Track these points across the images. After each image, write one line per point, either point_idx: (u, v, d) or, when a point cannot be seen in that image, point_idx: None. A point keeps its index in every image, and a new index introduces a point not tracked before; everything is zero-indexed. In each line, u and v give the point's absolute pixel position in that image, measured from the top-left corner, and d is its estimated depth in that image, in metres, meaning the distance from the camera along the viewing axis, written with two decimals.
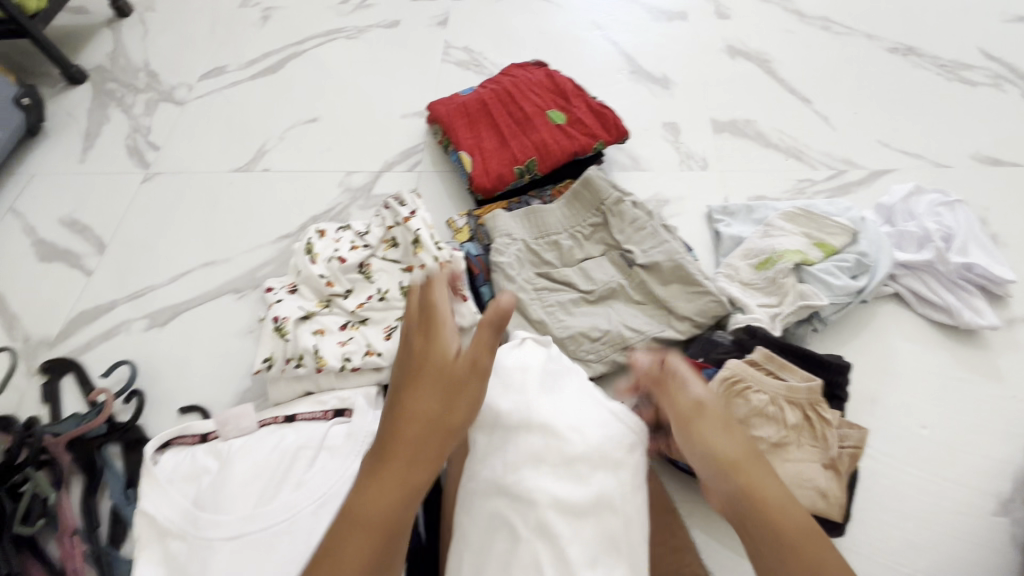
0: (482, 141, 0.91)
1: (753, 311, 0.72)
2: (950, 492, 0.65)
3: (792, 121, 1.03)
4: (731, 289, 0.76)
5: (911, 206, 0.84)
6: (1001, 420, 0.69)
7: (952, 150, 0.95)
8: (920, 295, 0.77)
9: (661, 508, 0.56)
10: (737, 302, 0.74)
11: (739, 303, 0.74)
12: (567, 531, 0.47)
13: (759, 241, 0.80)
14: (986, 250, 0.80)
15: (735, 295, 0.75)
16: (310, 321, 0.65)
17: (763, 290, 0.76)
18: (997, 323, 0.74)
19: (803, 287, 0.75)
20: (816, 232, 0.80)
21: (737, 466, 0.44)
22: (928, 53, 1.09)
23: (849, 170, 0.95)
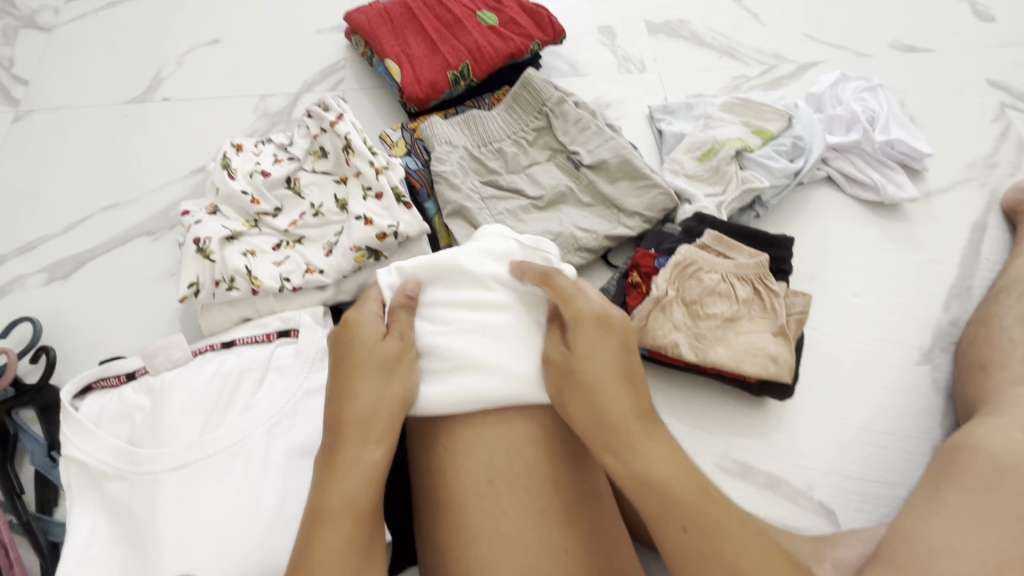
0: (410, 48, 0.84)
1: (700, 201, 0.73)
2: (881, 349, 0.70)
3: (724, 20, 1.02)
4: (677, 182, 0.76)
5: (838, 92, 0.87)
6: (923, 282, 0.75)
7: (872, 40, 0.98)
8: (850, 175, 0.81)
9: None
10: (684, 195, 0.75)
11: (686, 195, 0.75)
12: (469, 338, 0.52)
13: (700, 133, 0.80)
14: (905, 128, 0.84)
15: (681, 188, 0.75)
16: (236, 242, 0.59)
17: (707, 181, 0.76)
18: (916, 195, 0.79)
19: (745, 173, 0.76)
20: (754, 121, 0.81)
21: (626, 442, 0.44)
22: None
23: (780, 64, 0.96)
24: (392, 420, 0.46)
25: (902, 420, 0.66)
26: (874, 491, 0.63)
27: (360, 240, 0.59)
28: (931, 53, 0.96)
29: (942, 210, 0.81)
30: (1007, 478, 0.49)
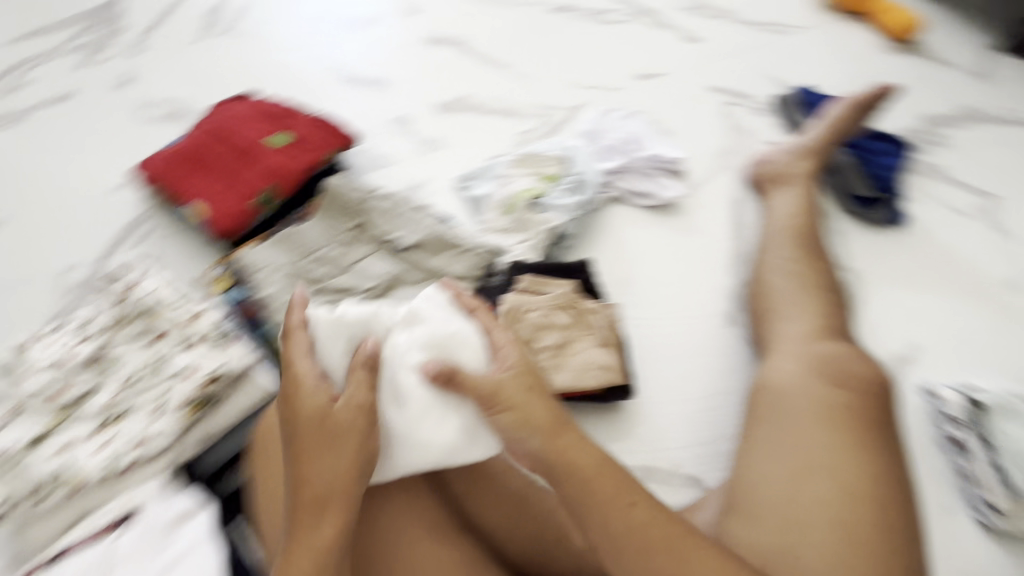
0: (209, 187, 0.86)
1: (514, 250, 0.83)
2: (696, 324, 0.83)
3: (499, 86, 1.16)
4: (492, 240, 0.86)
5: (600, 128, 1.04)
6: (708, 260, 0.91)
7: (619, 76, 1.18)
8: (630, 191, 0.96)
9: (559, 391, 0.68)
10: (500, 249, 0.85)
11: (502, 248, 0.84)
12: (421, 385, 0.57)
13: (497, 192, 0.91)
14: (658, 143, 1.03)
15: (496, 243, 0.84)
16: (51, 440, 0.63)
17: (516, 230, 0.87)
18: (680, 193, 0.97)
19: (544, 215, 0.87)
20: (539, 168, 0.93)
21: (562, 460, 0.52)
22: (580, 7, 1.32)
23: (554, 112, 1.11)
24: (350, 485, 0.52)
25: (728, 378, 0.78)
26: (725, 447, 0.73)
27: (185, 396, 0.66)
28: (664, 76, 1.18)
29: (707, 197, 0.98)
30: (782, 401, 0.61)
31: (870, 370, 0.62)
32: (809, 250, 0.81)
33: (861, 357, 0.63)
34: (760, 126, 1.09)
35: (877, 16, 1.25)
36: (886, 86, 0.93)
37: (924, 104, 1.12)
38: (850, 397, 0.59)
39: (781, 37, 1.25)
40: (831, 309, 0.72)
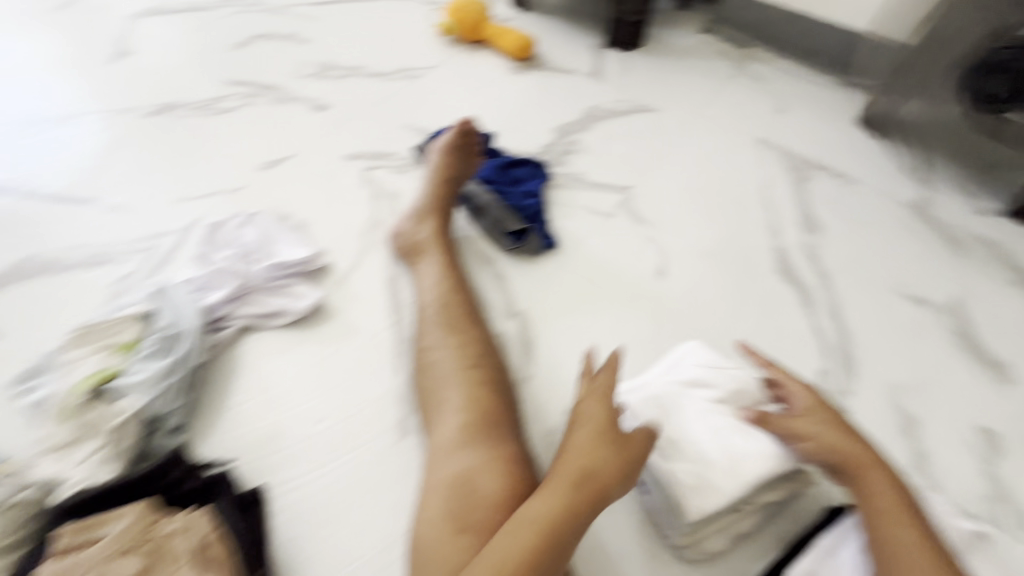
0: None
1: (70, 479, 0.60)
2: (361, 456, 0.69)
3: (85, 231, 0.92)
4: (41, 472, 0.61)
5: (214, 244, 0.87)
6: (369, 362, 0.77)
7: (240, 172, 1.01)
8: (257, 314, 0.79)
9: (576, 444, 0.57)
10: (56, 481, 0.60)
11: (56, 481, 0.60)
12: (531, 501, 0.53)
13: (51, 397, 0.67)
14: (285, 240, 0.87)
15: (46, 478, 0.60)
16: None
17: (79, 441, 0.62)
18: (319, 294, 0.82)
19: (116, 402, 0.64)
20: (110, 338, 0.70)
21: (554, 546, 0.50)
22: (186, 102, 1.14)
23: (161, 241, 0.90)
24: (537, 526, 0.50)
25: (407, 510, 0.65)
26: None
27: None
28: (294, 157, 1.04)
29: (357, 285, 0.86)
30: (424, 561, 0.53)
31: (502, 483, 0.55)
32: (457, 322, 0.71)
33: (497, 468, 0.56)
34: (405, 184, 1.01)
35: (494, 41, 1.26)
36: (462, 121, 0.91)
37: (554, 115, 1.15)
38: (475, 539, 0.52)
39: (413, 84, 1.21)
40: (476, 396, 0.62)
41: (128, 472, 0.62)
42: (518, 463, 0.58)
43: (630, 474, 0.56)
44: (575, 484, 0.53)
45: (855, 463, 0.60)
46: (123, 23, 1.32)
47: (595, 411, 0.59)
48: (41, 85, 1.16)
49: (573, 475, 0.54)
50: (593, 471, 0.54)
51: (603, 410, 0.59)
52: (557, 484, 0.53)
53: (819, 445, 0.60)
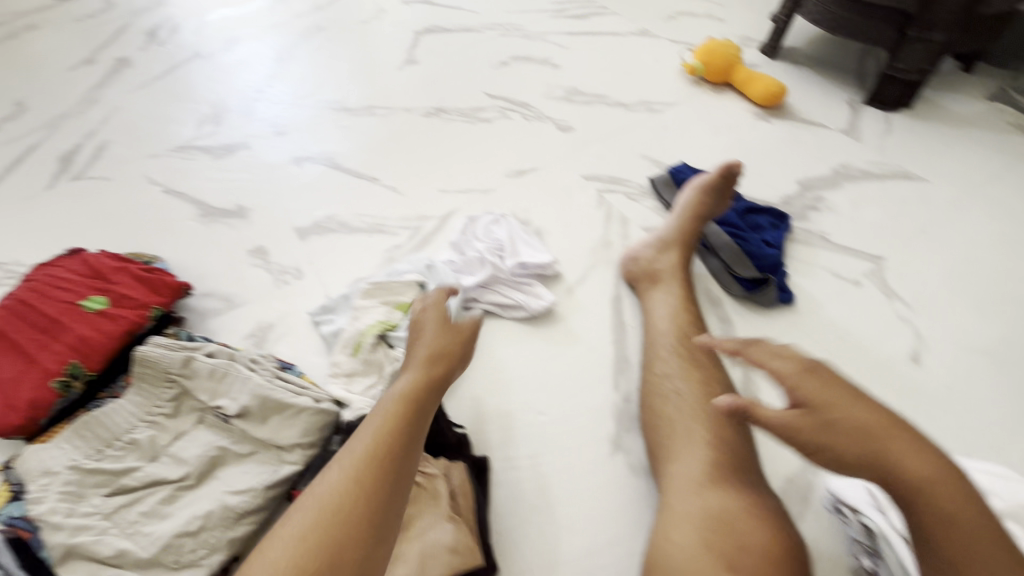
0: (2, 372, 0.74)
1: (356, 404, 0.74)
2: (577, 460, 0.73)
3: (367, 203, 1.11)
4: (335, 391, 0.76)
5: (471, 234, 0.98)
6: (591, 371, 0.81)
7: (491, 175, 1.14)
8: (500, 303, 0.87)
9: (443, 368, 0.67)
10: (344, 402, 0.76)
11: (344, 402, 0.75)
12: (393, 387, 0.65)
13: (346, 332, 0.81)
14: (530, 244, 0.95)
15: (339, 396, 0.75)
16: None
17: (364, 374, 0.78)
18: (553, 298, 0.88)
19: (395, 351, 0.79)
20: (393, 296, 0.84)
21: (415, 423, 0.61)
22: (453, 108, 1.32)
23: (424, 223, 1.05)
24: (395, 407, 0.61)
25: (611, 523, 0.68)
26: None
27: None
28: (538, 169, 1.14)
29: (587, 297, 0.90)
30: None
31: (771, 538, 0.54)
32: (698, 360, 0.72)
33: (760, 518, 0.56)
34: (638, 211, 1.04)
35: (742, 86, 1.26)
36: (727, 163, 0.93)
37: (799, 168, 1.10)
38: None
39: (652, 117, 1.25)
40: (722, 437, 0.63)
41: None
42: (777, 519, 0.57)
43: (457, 352, 0.70)
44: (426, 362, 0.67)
45: (871, 450, 0.52)
46: (412, 38, 1.58)
47: (435, 336, 0.71)
48: (349, 80, 1.43)
49: (423, 358, 0.68)
50: (440, 358, 0.68)
51: (442, 332, 0.71)
52: (418, 371, 0.66)
53: (842, 457, 0.52)
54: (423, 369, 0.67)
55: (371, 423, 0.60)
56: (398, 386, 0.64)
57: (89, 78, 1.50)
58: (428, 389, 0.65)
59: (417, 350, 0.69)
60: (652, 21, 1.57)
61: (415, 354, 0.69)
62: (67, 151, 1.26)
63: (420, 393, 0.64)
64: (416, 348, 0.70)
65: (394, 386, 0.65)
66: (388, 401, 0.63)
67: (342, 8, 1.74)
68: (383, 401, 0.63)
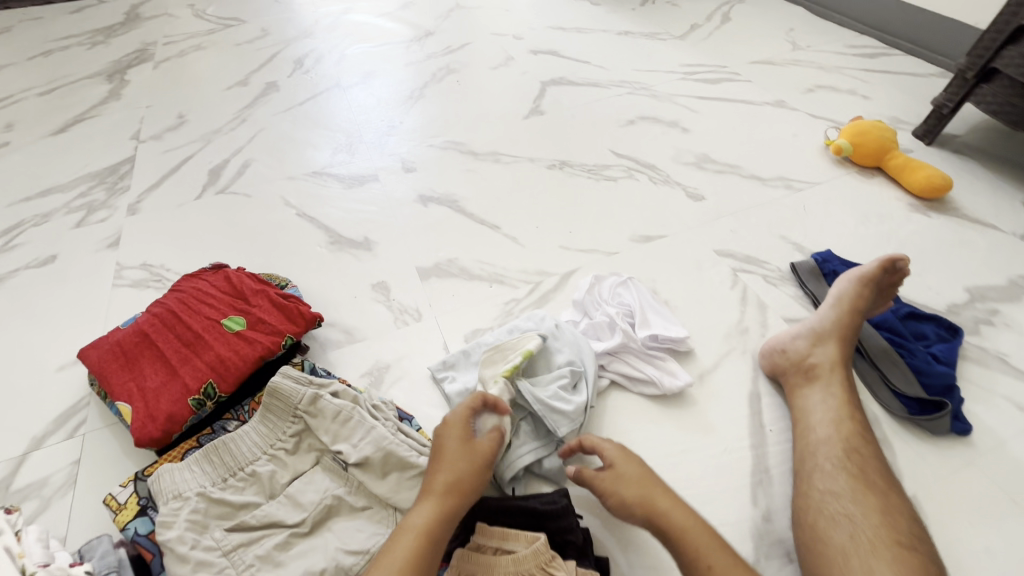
0: (146, 381, 0.77)
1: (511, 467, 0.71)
2: None
3: (488, 249, 1.10)
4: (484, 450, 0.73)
5: (597, 295, 0.94)
6: (729, 477, 0.73)
7: (616, 237, 1.10)
8: (630, 375, 0.83)
9: (471, 487, 0.63)
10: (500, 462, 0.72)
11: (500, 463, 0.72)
12: (416, 512, 0.61)
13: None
14: (662, 315, 0.90)
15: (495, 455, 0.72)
16: None
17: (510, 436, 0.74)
18: (690, 379, 0.82)
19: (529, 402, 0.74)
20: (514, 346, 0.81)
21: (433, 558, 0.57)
22: (577, 162, 1.31)
23: (544, 279, 1.03)
24: (418, 541, 0.58)
25: None
26: None
27: None
28: (666, 237, 1.09)
29: (721, 388, 0.83)
30: None
31: None
32: (870, 484, 0.63)
33: None
34: (777, 298, 0.97)
35: (896, 173, 1.17)
36: (892, 255, 0.85)
37: (966, 272, 0.99)
38: None
39: (791, 195, 1.18)
40: None
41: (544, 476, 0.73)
42: None
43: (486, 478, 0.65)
44: (448, 485, 0.62)
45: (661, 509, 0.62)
46: (537, 88, 1.61)
47: (456, 451, 0.65)
48: (475, 124, 1.47)
49: (442, 486, 0.62)
50: (463, 486, 0.63)
51: (465, 448, 0.66)
52: (438, 497, 0.61)
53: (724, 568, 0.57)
54: (444, 491, 0.62)
55: (395, 552, 0.57)
56: (420, 512, 0.60)
57: (240, 98, 1.63)
58: (449, 517, 0.60)
59: (438, 463, 0.65)
60: (788, 92, 1.51)
61: (434, 467, 0.64)
62: (215, 164, 1.36)
63: (438, 523, 0.60)
64: (445, 449, 0.65)
65: (415, 510, 0.61)
66: (411, 528, 0.59)
67: (471, 54, 1.81)
68: (406, 528, 0.59)
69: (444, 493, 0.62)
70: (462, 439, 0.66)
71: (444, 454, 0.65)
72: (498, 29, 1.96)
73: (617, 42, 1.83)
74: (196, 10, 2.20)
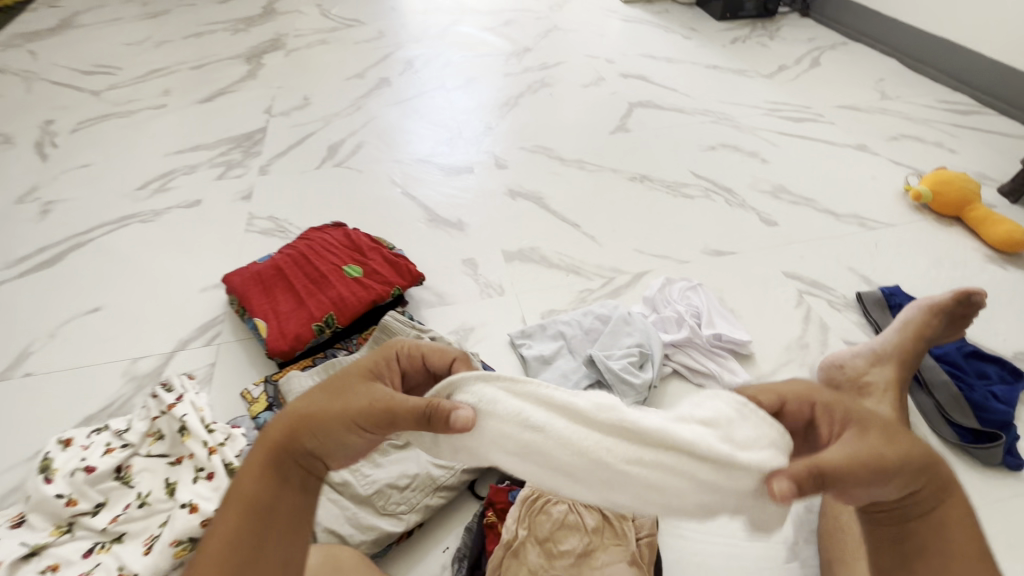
0: (278, 305, 0.92)
1: None
2: (749, 551, 0.71)
3: (567, 243, 1.20)
4: None
5: (667, 294, 1.02)
6: None
7: (689, 249, 1.18)
8: (691, 366, 0.90)
9: (346, 435, 0.46)
10: None
11: None
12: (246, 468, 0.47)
13: (554, 370, 0.90)
14: (726, 320, 0.98)
15: None
16: (38, 558, 0.54)
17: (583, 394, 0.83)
18: (748, 378, 0.89)
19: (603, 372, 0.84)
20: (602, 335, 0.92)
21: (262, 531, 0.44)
22: (658, 178, 1.40)
23: (618, 275, 1.12)
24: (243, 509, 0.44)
25: None
26: None
27: (182, 533, 0.56)
28: (736, 254, 1.16)
29: None
30: None
31: None
32: None
33: None
34: (839, 322, 1.02)
35: (976, 224, 1.19)
36: (968, 288, 0.89)
37: None
38: None
39: (864, 233, 1.22)
40: None
41: None
42: None
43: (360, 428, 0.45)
44: (288, 436, 0.46)
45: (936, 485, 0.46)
46: (625, 108, 1.72)
47: (316, 395, 0.48)
48: (564, 134, 1.59)
49: (284, 434, 0.46)
50: (314, 433, 0.46)
51: (337, 396, 0.47)
52: (270, 455, 0.46)
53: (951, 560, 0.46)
54: (301, 436, 0.46)
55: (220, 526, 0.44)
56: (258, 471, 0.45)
57: (357, 88, 1.82)
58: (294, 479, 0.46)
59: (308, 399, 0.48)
60: (872, 138, 1.55)
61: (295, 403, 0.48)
62: (334, 142, 1.54)
63: (262, 487, 0.45)
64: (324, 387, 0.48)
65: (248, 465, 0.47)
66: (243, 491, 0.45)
67: (565, 71, 1.95)
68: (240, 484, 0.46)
69: (293, 437, 0.46)
70: (353, 386, 0.48)
71: (302, 399, 0.48)
72: (592, 52, 2.09)
73: (705, 73, 1.92)
74: (323, 9, 2.47)
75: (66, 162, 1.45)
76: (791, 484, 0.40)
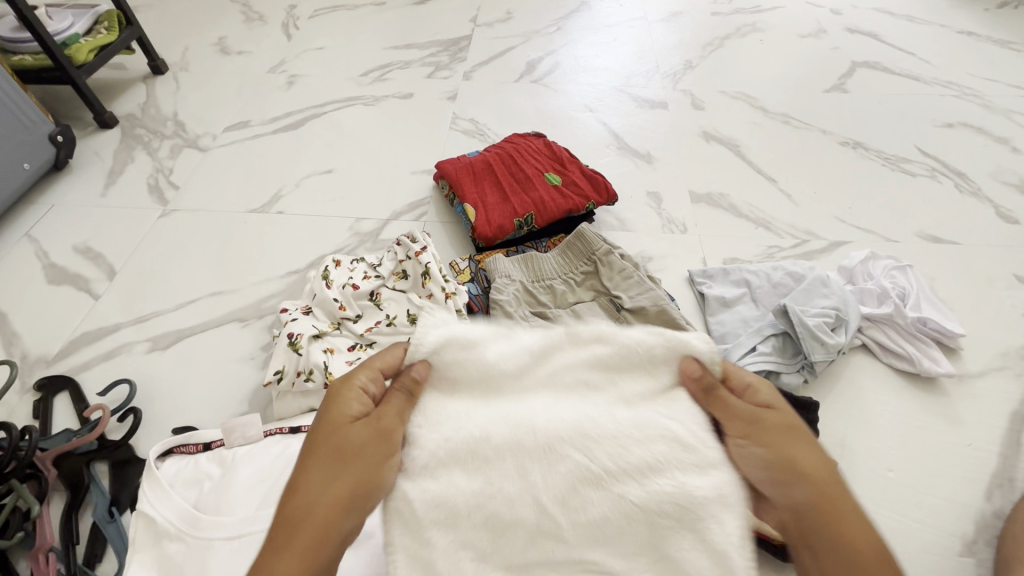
0: (486, 196, 1.01)
1: (761, 360, 0.80)
2: (918, 533, 0.69)
3: (760, 196, 1.16)
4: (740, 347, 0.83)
5: (869, 268, 0.94)
6: (964, 467, 0.75)
7: (900, 228, 1.08)
8: (885, 346, 0.85)
9: (353, 420, 0.46)
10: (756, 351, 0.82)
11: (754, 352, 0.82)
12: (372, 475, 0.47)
13: (734, 314, 0.90)
14: (936, 308, 0.89)
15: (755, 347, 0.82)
16: (321, 340, 0.70)
17: (768, 341, 0.82)
18: (952, 372, 0.83)
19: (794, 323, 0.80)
20: (799, 291, 0.87)
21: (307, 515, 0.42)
22: (874, 148, 1.27)
23: (811, 240, 1.06)
24: (341, 511, 0.42)
25: None
26: None
27: None
28: (958, 245, 1.04)
29: (980, 393, 0.82)
30: None
31: None
32: None
33: None
34: None
35: None
36: None
37: None
38: None
39: None
40: None
41: (778, 382, 0.80)
42: None
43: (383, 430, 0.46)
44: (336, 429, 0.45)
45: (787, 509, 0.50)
46: (847, 66, 1.54)
47: (347, 401, 0.47)
48: (771, 84, 1.47)
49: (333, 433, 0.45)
50: (350, 436, 0.45)
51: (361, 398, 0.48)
52: (318, 453, 0.44)
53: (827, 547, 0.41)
54: (336, 431, 0.45)
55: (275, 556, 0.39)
56: (305, 478, 0.43)
57: (556, 9, 1.82)
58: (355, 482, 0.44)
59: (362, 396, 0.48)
60: None
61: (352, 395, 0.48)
62: (532, 58, 1.58)
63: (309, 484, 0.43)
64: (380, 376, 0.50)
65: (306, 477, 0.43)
66: (305, 507, 0.42)
67: (779, 17, 1.77)
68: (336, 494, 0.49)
69: (348, 431, 0.45)
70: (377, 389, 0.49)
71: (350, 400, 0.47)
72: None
73: (955, 40, 1.64)
74: None
75: (305, 44, 1.65)
76: (697, 367, 0.49)
